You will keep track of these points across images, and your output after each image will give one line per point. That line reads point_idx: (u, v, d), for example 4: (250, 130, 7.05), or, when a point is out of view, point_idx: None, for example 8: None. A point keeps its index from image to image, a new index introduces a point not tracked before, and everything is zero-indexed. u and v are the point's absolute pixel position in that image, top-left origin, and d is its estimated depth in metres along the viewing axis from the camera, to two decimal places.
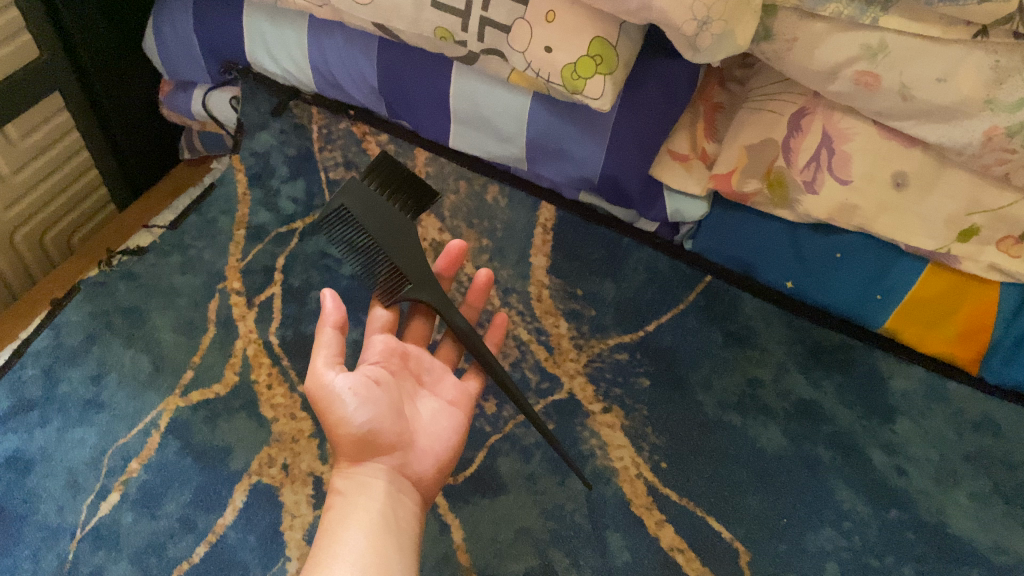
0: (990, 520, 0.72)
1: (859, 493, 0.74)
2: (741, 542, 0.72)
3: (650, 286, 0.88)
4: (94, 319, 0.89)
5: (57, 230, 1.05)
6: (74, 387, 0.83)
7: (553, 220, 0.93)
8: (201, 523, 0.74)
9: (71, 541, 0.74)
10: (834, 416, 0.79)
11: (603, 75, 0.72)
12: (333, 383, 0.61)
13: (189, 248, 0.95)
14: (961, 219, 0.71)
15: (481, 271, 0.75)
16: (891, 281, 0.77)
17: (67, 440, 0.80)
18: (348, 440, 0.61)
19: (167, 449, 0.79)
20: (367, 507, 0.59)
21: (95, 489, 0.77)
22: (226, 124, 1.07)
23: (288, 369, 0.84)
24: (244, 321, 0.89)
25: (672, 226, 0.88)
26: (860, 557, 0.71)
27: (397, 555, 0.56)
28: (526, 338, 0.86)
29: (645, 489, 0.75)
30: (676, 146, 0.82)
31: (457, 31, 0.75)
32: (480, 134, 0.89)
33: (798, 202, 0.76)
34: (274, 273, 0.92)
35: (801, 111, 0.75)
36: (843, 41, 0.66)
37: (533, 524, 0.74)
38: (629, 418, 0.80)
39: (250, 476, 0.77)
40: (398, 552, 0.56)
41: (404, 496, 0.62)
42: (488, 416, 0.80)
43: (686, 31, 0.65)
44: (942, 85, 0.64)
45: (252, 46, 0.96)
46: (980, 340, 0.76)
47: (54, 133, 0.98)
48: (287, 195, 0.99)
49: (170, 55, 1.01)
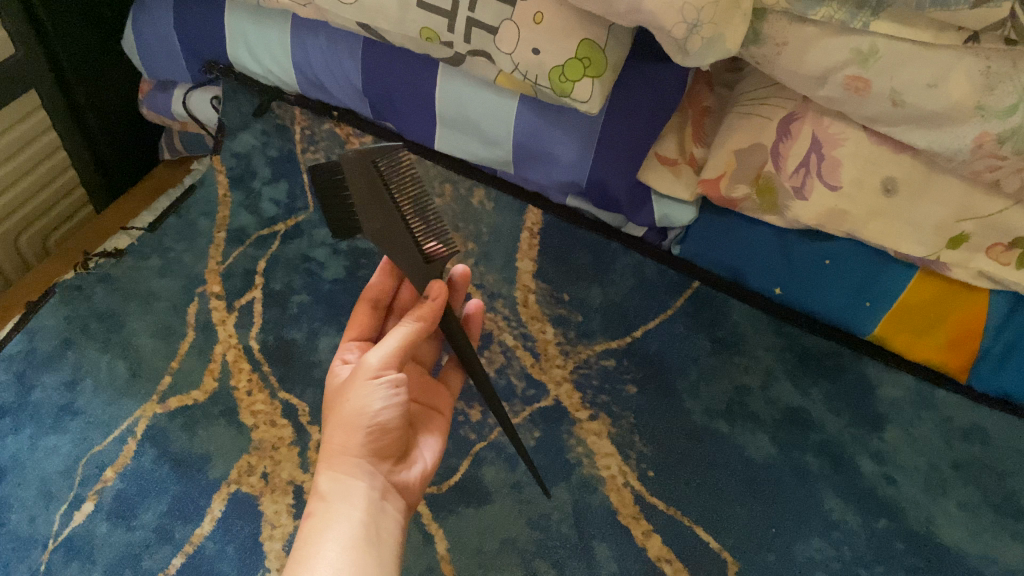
0: (980, 529, 0.72)
1: (848, 502, 0.73)
2: (730, 552, 0.71)
3: (638, 291, 0.87)
4: (69, 323, 0.87)
5: (33, 231, 1.03)
6: (49, 393, 0.81)
7: (539, 224, 0.92)
8: (178, 534, 0.72)
9: (43, 552, 0.72)
10: (823, 424, 0.78)
11: (591, 78, 0.71)
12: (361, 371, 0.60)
13: (168, 250, 0.94)
14: (950, 226, 0.70)
15: (458, 268, 0.69)
16: (880, 287, 0.76)
17: (41, 448, 0.78)
18: (354, 434, 0.59)
19: (143, 457, 0.77)
20: (365, 514, 0.57)
21: (68, 499, 0.75)
22: (207, 125, 1.05)
23: (268, 375, 0.83)
24: (223, 326, 0.87)
25: (660, 230, 0.87)
26: (849, 567, 0.70)
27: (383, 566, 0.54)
28: (511, 344, 0.85)
29: (632, 498, 0.74)
30: (664, 150, 0.81)
31: (443, 31, 0.74)
32: (466, 137, 0.88)
33: (787, 208, 0.76)
34: (254, 276, 0.91)
35: (790, 116, 0.74)
36: (833, 46, 0.65)
37: (519, 534, 0.72)
38: (616, 426, 0.78)
39: (229, 484, 0.75)
40: (383, 563, 0.55)
41: (390, 504, 0.60)
42: (473, 423, 0.79)
43: (676, 34, 0.63)
44: (933, 90, 0.63)
45: (232, 45, 0.94)
46: (969, 347, 0.76)
47: (29, 133, 0.96)
48: (269, 197, 0.97)
49: (150, 53, 0.99)
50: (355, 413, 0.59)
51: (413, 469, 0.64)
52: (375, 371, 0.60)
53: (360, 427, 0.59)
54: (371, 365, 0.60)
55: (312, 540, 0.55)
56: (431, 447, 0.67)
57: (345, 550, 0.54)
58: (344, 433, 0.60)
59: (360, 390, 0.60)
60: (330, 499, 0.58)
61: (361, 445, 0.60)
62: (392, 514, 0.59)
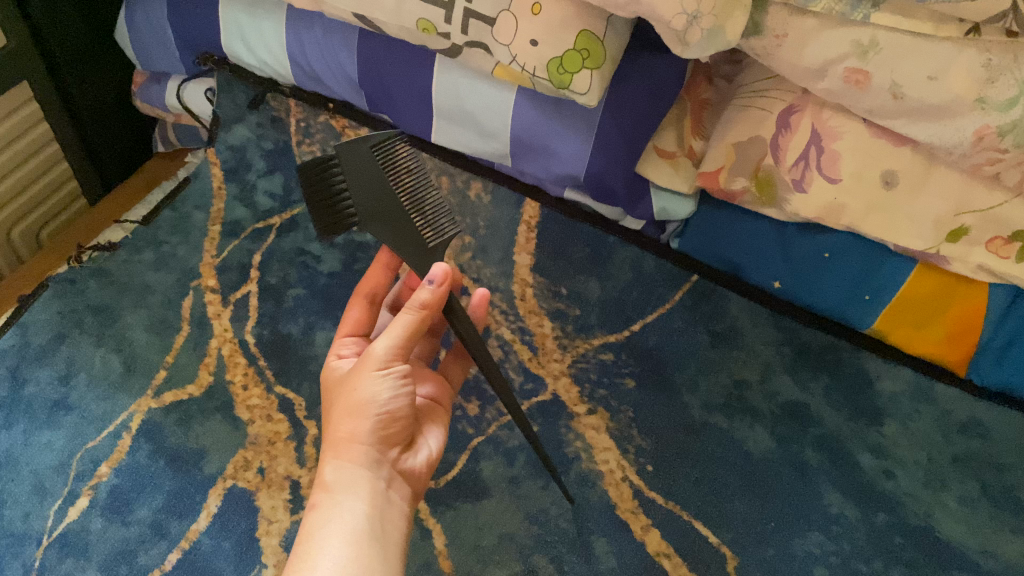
0: (979, 523, 0.71)
1: (846, 496, 0.73)
2: (728, 546, 0.71)
3: (636, 285, 0.87)
4: (63, 317, 0.86)
5: (25, 223, 1.01)
6: (42, 388, 0.81)
7: (537, 218, 0.91)
8: (173, 529, 0.72)
9: (37, 548, 0.71)
10: (822, 418, 0.78)
11: (590, 70, 0.70)
12: (369, 359, 0.58)
13: (163, 244, 0.93)
14: (950, 219, 0.70)
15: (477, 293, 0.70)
16: (879, 281, 0.76)
17: (35, 443, 0.77)
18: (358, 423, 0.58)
19: (138, 453, 0.76)
20: (368, 507, 0.56)
21: (62, 494, 0.74)
22: (201, 117, 1.04)
23: (264, 369, 0.82)
24: (219, 320, 0.86)
25: (659, 223, 0.88)
26: (848, 562, 0.70)
27: (386, 564, 0.53)
28: (509, 338, 0.84)
29: (630, 493, 0.74)
30: (663, 143, 0.81)
31: (440, 23, 0.73)
32: (463, 129, 0.87)
33: (786, 202, 0.75)
34: (249, 270, 0.90)
35: (790, 108, 0.73)
36: (834, 38, 0.65)
37: (517, 529, 0.72)
38: (614, 421, 0.78)
39: (225, 480, 0.75)
40: (386, 559, 0.54)
41: (395, 493, 0.59)
42: (471, 418, 0.78)
43: (675, 26, 0.63)
44: (933, 83, 0.62)
45: (227, 36, 0.93)
46: (968, 341, 0.75)
47: (21, 124, 0.95)
48: (265, 190, 0.96)
49: (144, 44, 0.98)
50: (363, 404, 0.58)
51: (420, 456, 0.63)
52: (383, 361, 0.58)
53: (368, 417, 0.58)
54: (379, 356, 0.58)
55: (319, 534, 0.54)
56: (433, 431, 0.66)
57: (351, 547, 0.53)
58: (352, 425, 0.58)
59: (366, 380, 0.58)
60: (336, 488, 0.57)
61: (368, 436, 0.58)
62: (398, 503, 0.59)
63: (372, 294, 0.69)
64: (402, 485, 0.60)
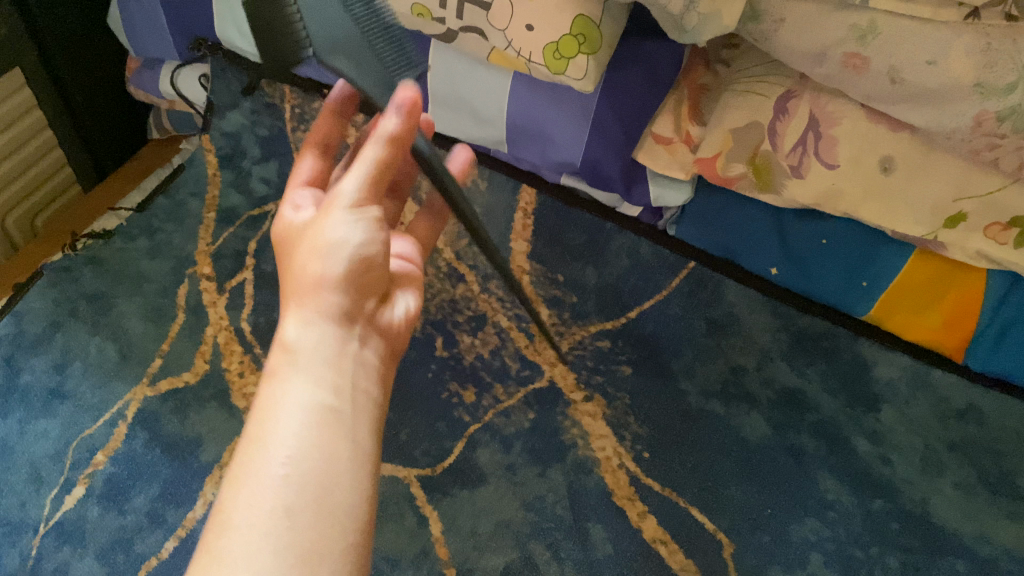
0: (974, 510, 0.72)
1: (843, 483, 0.73)
2: (725, 533, 0.71)
3: (633, 272, 0.87)
4: (58, 306, 0.86)
5: (20, 212, 1.01)
6: (37, 376, 0.80)
7: (534, 204, 0.91)
8: (170, 518, 0.72)
9: (34, 537, 0.71)
10: (819, 405, 0.78)
11: (587, 55, 0.69)
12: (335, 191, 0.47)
13: (158, 231, 0.92)
14: (949, 205, 0.69)
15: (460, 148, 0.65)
16: (877, 268, 0.76)
17: (30, 432, 0.77)
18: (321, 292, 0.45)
19: (134, 441, 0.76)
20: (337, 369, 0.44)
21: (59, 483, 0.74)
22: (195, 104, 1.01)
23: (260, 357, 0.82)
24: (214, 308, 0.86)
25: (654, 210, 0.86)
26: (844, 548, 0.70)
27: (348, 488, 0.39)
28: (505, 325, 0.84)
29: (627, 479, 0.74)
30: (660, 129, 0.80)
31: (433, 8, 0.72)
32: (458, 115, 0.86)
33: (784, 187, 0.75)
34: (245, 257, 0.90)
35: (788, 94, 0.73)
36: (833, 22, 0.64)
37: (514, 516, 0.72)
38: (611, 407, 0.78)
39: (222, 468, 0.75)
40: (350, 489, 0.39)
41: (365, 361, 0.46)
42: (467, 405, 0.79)
43: (673, 10, 0.62)
44: (932, 68, 0.61)
45: (221, 22, 0.91)
46: (965, 328, 0.75)
47: (15, 111, 0.94)
48: (259, 177, 0.96)
49: (138, 32, 0.95)
50: (320, 275, 0.45)
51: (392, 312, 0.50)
52: (354, 200, 0.47)
53: (337, 261, 0.46)
54: (347, 191, 0.46)
55: (272, 413, 0.41)
56: (408, 287, 0.54)
57: (316, 432, 0.40)
58: (315, 264, 0.46)
59: (330, 218, 0.46)
60: (297, 353, 0.44)
61: (338, 271, 0.46)
62: (374, 361, 0.46)
63: (322, 143, 0.59)
64: (383, 337, 0.49)
